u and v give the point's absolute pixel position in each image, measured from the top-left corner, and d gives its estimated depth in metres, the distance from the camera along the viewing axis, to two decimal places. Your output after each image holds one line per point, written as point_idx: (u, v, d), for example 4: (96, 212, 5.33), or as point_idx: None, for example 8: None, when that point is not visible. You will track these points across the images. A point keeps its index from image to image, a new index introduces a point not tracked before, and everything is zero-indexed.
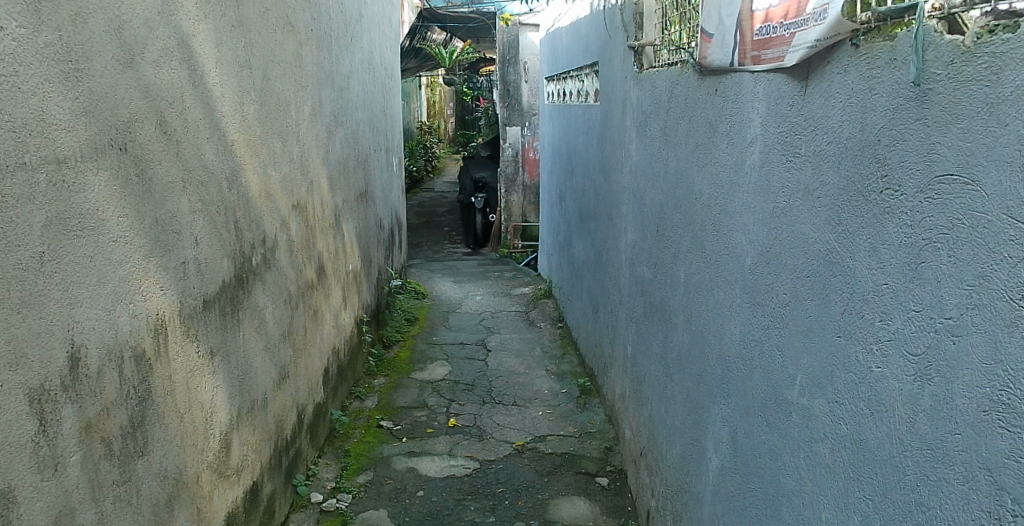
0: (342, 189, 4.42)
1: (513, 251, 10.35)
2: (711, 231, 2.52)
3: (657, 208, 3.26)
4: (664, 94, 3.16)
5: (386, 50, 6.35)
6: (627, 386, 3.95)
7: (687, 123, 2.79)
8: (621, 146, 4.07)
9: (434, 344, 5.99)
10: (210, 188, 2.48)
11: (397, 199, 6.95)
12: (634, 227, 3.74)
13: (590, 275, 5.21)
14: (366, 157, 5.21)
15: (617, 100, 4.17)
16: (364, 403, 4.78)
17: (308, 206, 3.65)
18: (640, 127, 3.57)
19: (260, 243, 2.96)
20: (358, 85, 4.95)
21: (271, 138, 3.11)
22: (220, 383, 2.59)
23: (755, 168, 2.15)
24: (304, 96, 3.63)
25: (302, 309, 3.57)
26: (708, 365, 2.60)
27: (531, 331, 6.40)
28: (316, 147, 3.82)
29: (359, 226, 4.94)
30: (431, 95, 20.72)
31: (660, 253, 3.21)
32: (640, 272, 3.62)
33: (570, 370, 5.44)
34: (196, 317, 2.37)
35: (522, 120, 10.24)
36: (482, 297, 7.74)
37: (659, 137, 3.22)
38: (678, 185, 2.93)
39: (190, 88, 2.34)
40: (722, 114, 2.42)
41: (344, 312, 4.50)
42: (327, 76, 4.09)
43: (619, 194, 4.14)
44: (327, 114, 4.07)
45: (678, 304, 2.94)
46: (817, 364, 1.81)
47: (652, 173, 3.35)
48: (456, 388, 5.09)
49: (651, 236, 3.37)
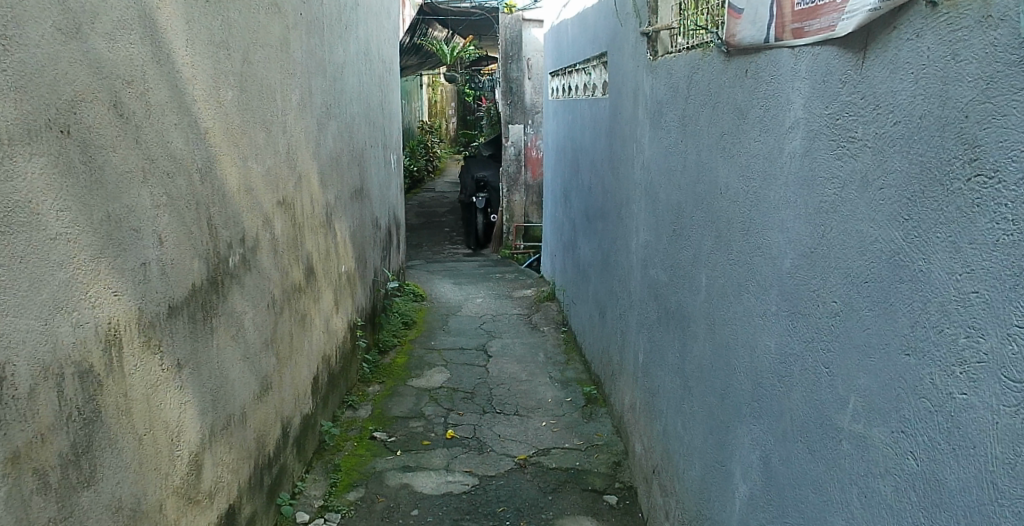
0: (335, 186, 4.15)
1: (514, 252, 10.12)
2: (740, 230, 2.26)
3: (673, 206, 2.99)
4: (682, 82, 2.89)
5: (385, 42, 6.09)
6: (638, 397, 3.67)
7: (711, 111, 2.54)
8: (633, 140, 3.79)
9: (432, 350, 5.71)
10: (178, 180, 2.21)
11: (395, 198, 6.69)
12: (646, 226, 3.47)
13: (596, 277, 4.93)
14: (362, 154, 4.95)
15: (628, 91, 3.90)
16: (356, 412, 4.51)
17: (295, 203, 3.38)
18: (655, 119, 3.30)
19: (239, 242, 2.68)
20: (354, 76, 4.69)
21: (253, 128, 2.83)
22: (189, 399, 2.32)
23: (796, 157, 1.89)
24: (293, 84, 3.35)
25: (287, 314, 3.30)
26: (734, 380, 2.33)
27: (534, 336, 6.12)
28: (305, 140, 3.55)
29: (353, 224, 4.67)
30: (432, 95, 20.46)
31: (677, 254, 2.93)
32: (653, 274, 3.35)
33: (574, 377, 5.16)
34: (159, 326, 2.11)
35: (525, 118, 9.96)
36: (483, 299, 7.46)
37: (677, 129, 2.95)
38: (698, 179, 2.66)
39: (154, 65, 2.06)
40: (753, 99, 2.16)
41: (336, 316, 4.23)
42: (320, 64, 3.83)
43: (630, 192, 3.86)
44: (319, 105, 3.80)
45: (698, 310, 2.67)
46: (877, 387, 1.54)
47: (668, 167, 3.08)
48: (454, 396, 4.82)
49: (666, 236, 3.10)
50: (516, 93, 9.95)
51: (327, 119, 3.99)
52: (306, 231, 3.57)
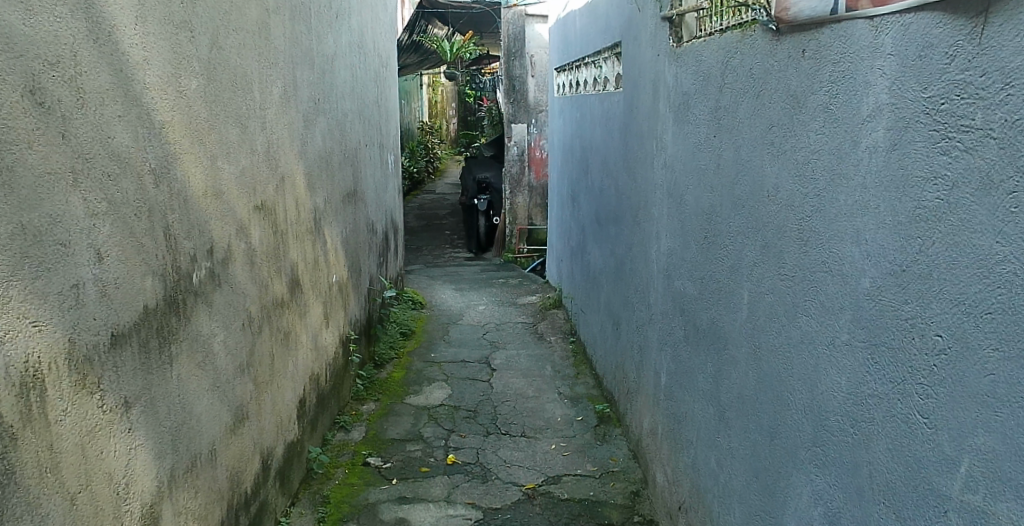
0: (325, 189, 3.79)
1: (517, 256, 9.76)
2: (794, 240, 1.90)
3: (704, 210, 2.63)
4: (715, 69, 2.53)
5: (381, 35, 5.73)
6: (660, 421, 3.30)
7: (753, 100, 2.19)
8: (653, 137, 3.42)
9: (432, 363, 5.33)
10: (123, 183, 1.84)
11: (392, 200, 6.32)
12: (669, 233, 3.12)
13: (609, 286, 4.56)
14: (356, 154, 4.60)
15: (647, 84, 3.54)
16: (349, 435, 4.15)
17: (277, 208, 3.02)
18: (681, 113, 2.93)
19: (206, 254, 2.32)
20: (347, 70, 4.33)
21: (223, 123, 2.46)
22: (144, 441, 1.97)
23: (878, 152, 1.54)
24: (276, 75, 2.98)
25: (268, 332, 2.94)
26: (789, 419, 1.97)
27: (540, 347, 5.74)
28: (289, 138, 3.18)
29: (346, 230, 4.30)
30: (433, 95, 20.09)
31: (709, 265, 2.57)
32: (678, 286, 2.98)
33: (585, 393, 4.79)
34: (98, 360, 1.74)
35: (528, 117, 9.59)
36: (485, 307, 7.08)
37: (708, 123, 2.59)
38: (737, 179, 2.31)
39: (89, 44, 1.69)
40: (813, 84, 1.81)
41: (326, 330, 3.87)
42: (308, 54, 3.47)
43: (650, 194, 3.49)
44: (306, 100, 3.44)
45: (737, 331, 2.31)
46: (1011, 451, 1.20)
47: (696, 167, 2.73)
48: (455, 416, 4.45)
49: (695, 245, 2.74)
50: (519, 92, 9.56)
51: (317, 114, 3.63)
52: (291, 239, 3.21)
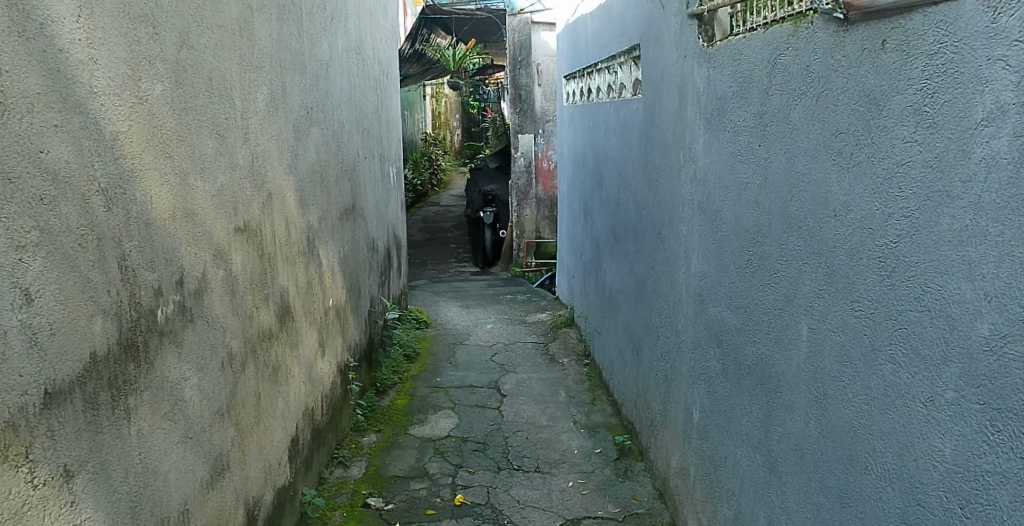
0: (319, 205, 3.48)
1: (525, 270, 9.43)
2: (877, 270, 1.58)
3: (748, 230, 2.30)
4: (759, 69, 2.21)
5: (382, 41, 5.43)
6: (692, 462, 2.96)
7: (809, 104, 1.87)
8: (681, 147, 3.09)
9: (438, 388, 5.00)
10: (61, 208, 1.52)
11: (395, 215, 6.00)
12: (703, 254, 2.79)
13: (628, 307, 4.23)
14: (355, 168, 4.29)
15: (672, 88, 3.22)
16: (348, 471, 3.82)
17: (264, 229, 2.70)
18: (715, 119, 2.61)
19: (175, 286, 2.01)
20: (344, 78, 4.02)
21: (197, 134, 2.15)
22: (93, 514, 1.64)
23: (1003, 165, 1.24)
24: (260, 80, 2.67)
25: (254, 368, 2.62)
26: (870, 484, 1.64)
27: (552, 370, 5.39)
28: (277, 150, 2.87)
29: (344, 249, 3.99)
30: (437, 106, 19.81)
31: (757, 292, 2.24)
32: (715, 313, 2.65)
33: (603, 423, 4.45)
34: (26, 426, 1.41)
35: (535, 127, 9.27)
36: (493, 325, 6.74)
37: (751, 130, 2.26)
38: (792, 194, 1.99)
39: (12, 37, 1.38)
40: (899, 82, 1.50)
41: (322, 360, 3.55)
42: (299, 58, 3.16)
43: (677, 210, 3.16)
44: (297, 109, 3.12)
45: (797, 371, 1.99)
46: None
47: (736, 180, 2.40)
48: (463, 448, 4.12)
49: (738, 268, 2.41)
50: (526, 101, 9.26)
51: (310, 124, 3.32)
52: (280, 263, 2.90)
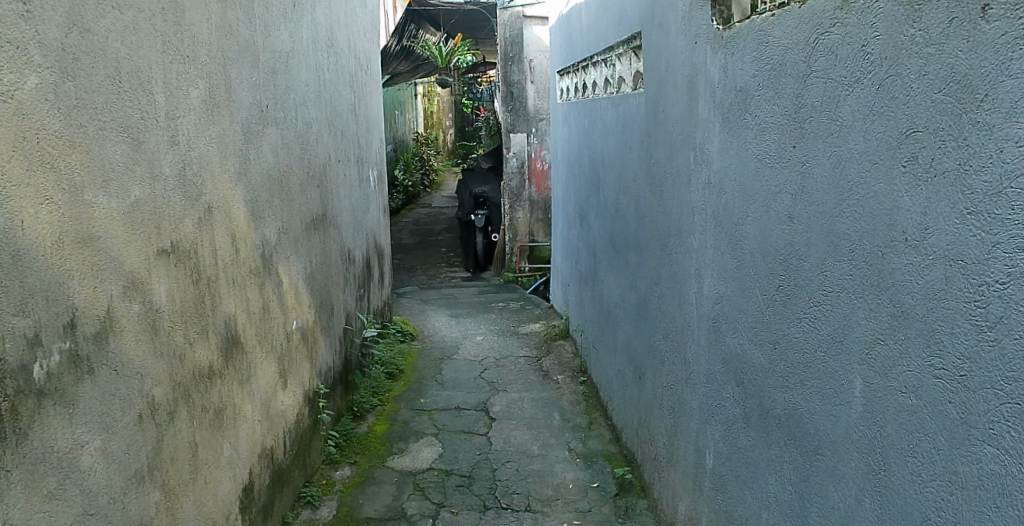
0: (279, 216, 3.06)
1: (519, 276, 8.91)
2: (975, 316, 1.21)
3: (781, 250, 1.90)
4: (793, 51, 1.85)
5: (360, 34, 5.00)
6: (706, 515, 2.54)
7: (867, 92, 1.53)
8: (691, 148, 2.68)
9: (421, 411, 4.58)
10: None
11: (377, 222, 5.59)
12: (720, 275, 2.38)
13: (629, 325, 3.82)
14: (325, 172, 3.87)
15: (679, 81, 2.81)
16: (316, 514, 3.40)
17: (203, 248, 2.29)
18: (737, 117, 2.21)
19: (60, 329, 1.59)
20: (311, 72, 3.61)
21: (100, 137, 1.73)
22: None
23: None
24: (195, 73, 2.25)
25: (192, 413, 2.21)
26: None
27: (545, 389, 4.97)
28: (220, 155, 2.45)
29: (312, 264, 3.58)
30: (428, 105, 19.36)
31: (793, 327, 1.83)
32: (736, 345, 2.24)
33: (601, 451, 4.03)
34: None
35: (528, 125, 8.86)
36: (484, 337, 6.32)
37: (786, 125, 1.90)
38: (843, 209, 1.60)
39: None
40: (1012, 61, 1.13)
41: (283, 392, 3.13)
42: (249, 48, 2.74)
43: (687, 221, 2.75)
44: (247, 107, 2.71)
45: (849, 433, 1.59)
46: None
47: (767, 189, 2.00)
48: (446, 484, 3.70)
49: (765, 295, 2.01)
50: (517, 98, 8.84)
51: (265, 124, 2.91)
52: (227, 285, 2.49)
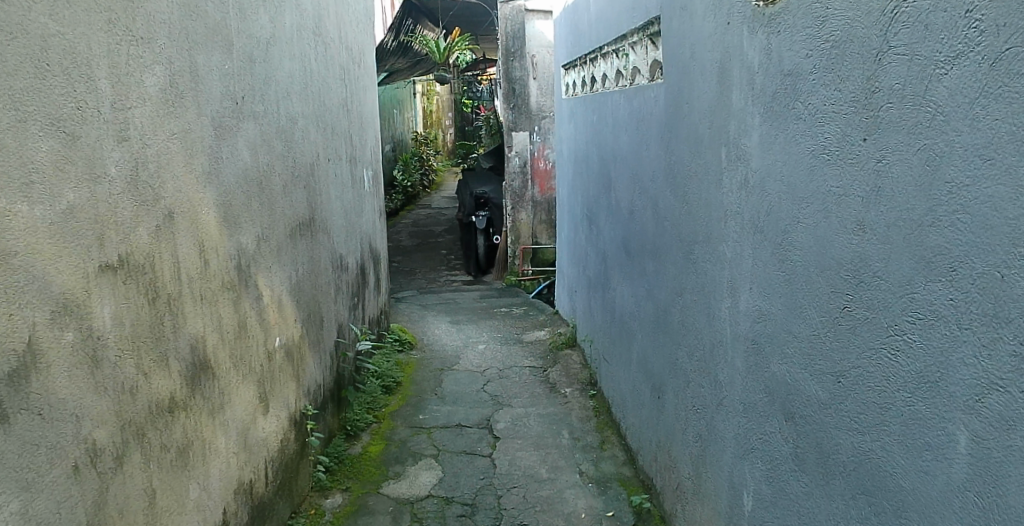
0: (259, 221, 2.75)
1: (522, 279, 8.76)
2: None
3: (848, 264, 1.60)
4: (865, 25, 1.54)
5: (352, 24, 4.67)
6: None
7: (973, 72, 1.23)
8: (723, 144, 2.36)
9: (420, 429, 4.25)
10: None
11: (372, 225, 5.26)
12: (761, 289, 2.06)
13: (645, 338, 3.50)
14: (313, 172, 3.55)
15: (708, 69, 2.49)
16: None
17: (163, 261, 1.97)
18: (785, 106, 1.89)
19: None
20: (295, 62, 3.29)
21: (14, 127, 1.39)
22: None
23: None
24: (151, 57, 1.93)
25: (151, 454, 1.90)
26: None
27: (553, 404, 4.64)
28: (184, 151, 2.12)
29: (299, 273, 3.26)
30: (428, 104, 19.00)
31: (870, 361, 1.54)
32: (785, 373, 1.92)
33: (615, 474, 3.71)
34: None
35: (530, 123, 8.52)
36: (486, 346, 5.98)
37: (854, 115, 1.58)
38: (944, 219, 1.30)
39: None
40: None
41: (265, 417, 2.81)
42: (220, 32, 2.42)
43: (717, 226, 2.43)
44: (218, 98, 2.38)
45: (951, 497, 1.31)
46: None
47: (828, 191, 1.68)
48: (447, 514, 3.38)
49: (826, 317, 1.71)
50: (519, 95, 8.51)
51: (241, 118, 2.58)
52: (197, 301, 2.18)
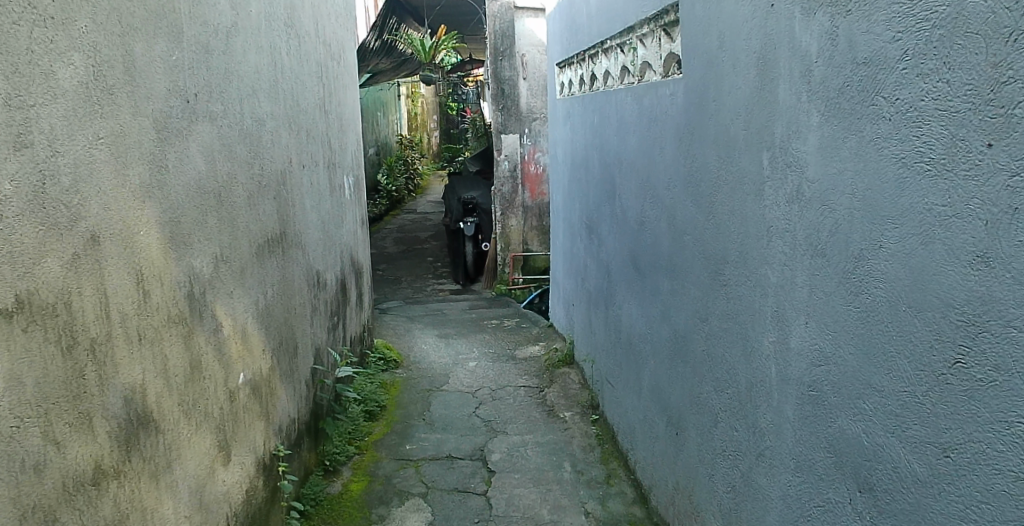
0: (219, 239, 2.36)
1: (512, 288, 8.22)
2: None
3: (964, 309, 1.24)
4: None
5: (330, 17, 4.28)
6: None
7: None
8: (766, 148, 1.99)
9: (406, 462, 3.86)
10: None
11: (354, 236, 4.86)
12: (823, 327, 1.69)
13: (659, 365, 3.13)
14: (285, 181, 3.15)
15: (743, 60, 2.13)
16: None
17: (85, 299, 1.58)
18: (860, 103, 1.53)
19: None
20: (263, 57, 2.90)
21: None
22: None
23: None
24: (67, 43, 1.54)
25: None
26: None
27: (552, 430, 4.26)
28: (114, 157, 1.72)
29: (268, 295, 2.87)
30: (413, 106, 18.58)
31: (1002, 437, 1.17)
32: (859, 432, 1.55)
33: (625, 515, 3.33)
34: None
35: (520, 126, 8.17)
36: (477, 363, 5.59)
37: (970, 116, 1.22)
38: None
39: None
40: None
41: (227, 466, 2.42)
42: (165, 16, 2.02)
43: (757, 245, 2.06)
44: (163, 95, 1.99)
45: None
46: None
47: (928, 209, 1.32)
48: None
49: (925, 373, 1.34)
50: (509, 96, 8.13)
51: (194, 118, 2.19)
52: (134, 340, 1.79)
